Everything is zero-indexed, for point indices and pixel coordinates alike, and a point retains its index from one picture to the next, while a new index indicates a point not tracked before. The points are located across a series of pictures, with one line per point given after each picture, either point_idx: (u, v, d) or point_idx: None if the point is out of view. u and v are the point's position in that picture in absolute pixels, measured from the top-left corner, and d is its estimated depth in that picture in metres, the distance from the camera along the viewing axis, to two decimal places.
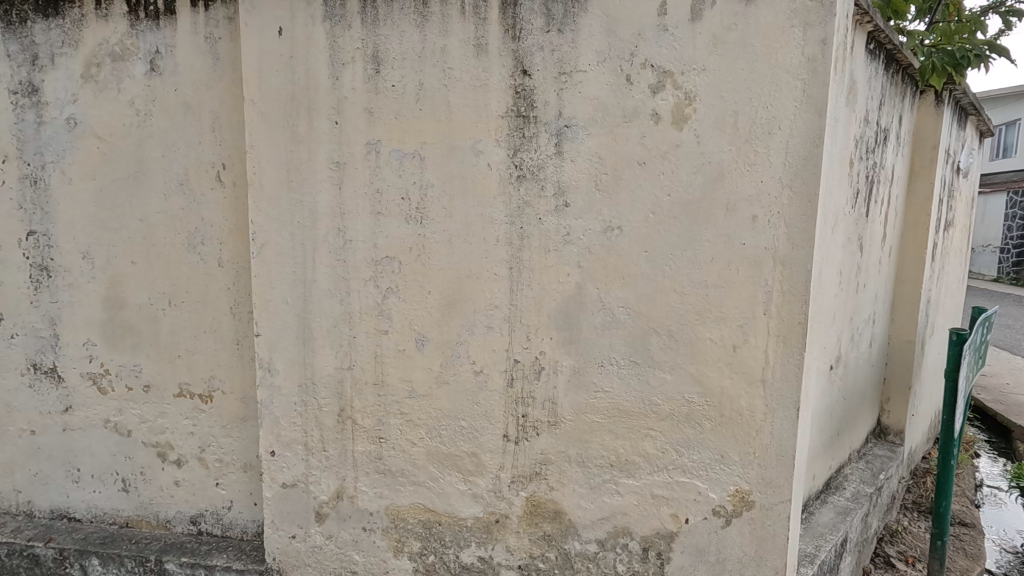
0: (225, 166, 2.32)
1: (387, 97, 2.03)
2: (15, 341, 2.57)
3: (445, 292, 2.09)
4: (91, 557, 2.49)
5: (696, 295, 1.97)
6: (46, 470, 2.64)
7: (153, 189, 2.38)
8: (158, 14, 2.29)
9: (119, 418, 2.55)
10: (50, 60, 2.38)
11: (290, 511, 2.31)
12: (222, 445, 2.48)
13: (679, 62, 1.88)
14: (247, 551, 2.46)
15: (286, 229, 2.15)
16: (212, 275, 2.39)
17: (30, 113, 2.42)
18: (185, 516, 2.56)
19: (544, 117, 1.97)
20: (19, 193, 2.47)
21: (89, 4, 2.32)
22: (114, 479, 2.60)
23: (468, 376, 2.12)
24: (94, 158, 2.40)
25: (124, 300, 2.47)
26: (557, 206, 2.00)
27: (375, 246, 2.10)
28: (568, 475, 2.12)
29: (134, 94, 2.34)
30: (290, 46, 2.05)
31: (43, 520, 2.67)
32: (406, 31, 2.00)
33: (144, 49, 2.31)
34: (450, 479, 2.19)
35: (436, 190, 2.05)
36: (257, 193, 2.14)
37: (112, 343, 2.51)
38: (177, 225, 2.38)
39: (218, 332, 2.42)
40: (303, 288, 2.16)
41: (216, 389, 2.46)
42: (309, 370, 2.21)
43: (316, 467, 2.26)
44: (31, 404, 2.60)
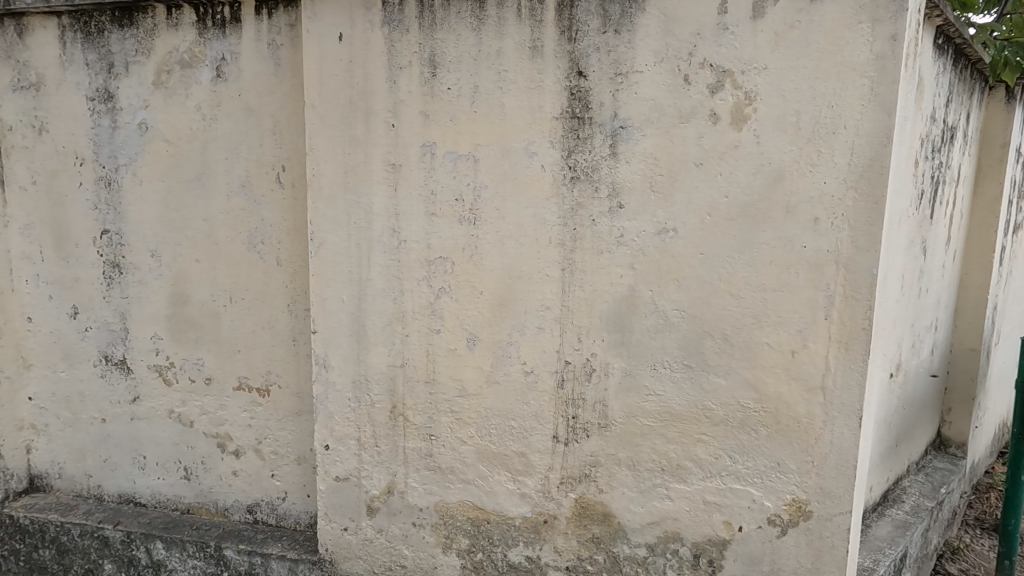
0: (285, 169, 2.40)
1: (442, 99, 2.06)
2: (89, 334, 2.72)
3: (497, 293, 2.11)
4: (156, 540, 2.62)
5: (753, 299, 1.93)
6: (115, 457, 2.79)
7: (217, 190, 2.48)
8: (225, 22, 2.39)
9: (182, 409, 2.67)
10: (124, 68, 2.51)
11: (342, 504, 2.37)
12: (278, 438, 2.57)
13: (739, 61, 1.85)
14: (301, 541, 2.54)
15: (342, 229, 2.20)
16: (271, 274, 2.47)
17: (105, 118, 2.55)
18: (243, 505, 2.66)
19: (598, 118, 1.97)
20: (94, 193, 2.61)
21: (161, 14, 2.44)
22: (177, 467, 2.72)
23: (518, 376, 2.14)
24: (163, 161, 2.52)
25: (188, 296, 2.59)
26: (611, 207, 1.99)
27: (428, 246, 2.14)
28: (617, 477, 2.11)
29: (201, 100, 2.45)
30: (350, 51, 2.11)
31: (111, 504, 2.82)
32: (462, 35, 2.02)
33: (211, 57, 2.41)
34: (499, 478, 2.21)
35: (489, 191, 2.07)
36: (315, 195, 2.20)
37: (176, 337, 2.63)
38: (238, 225, 2.48)
39: (275, 329, 2.51)
40: (358, 287, 2.22)
41: (273, 383, 2.54)
42: (363, 368, 2.26)
43: (368, 461, 2.32)
44: (102, 394, 2.75)
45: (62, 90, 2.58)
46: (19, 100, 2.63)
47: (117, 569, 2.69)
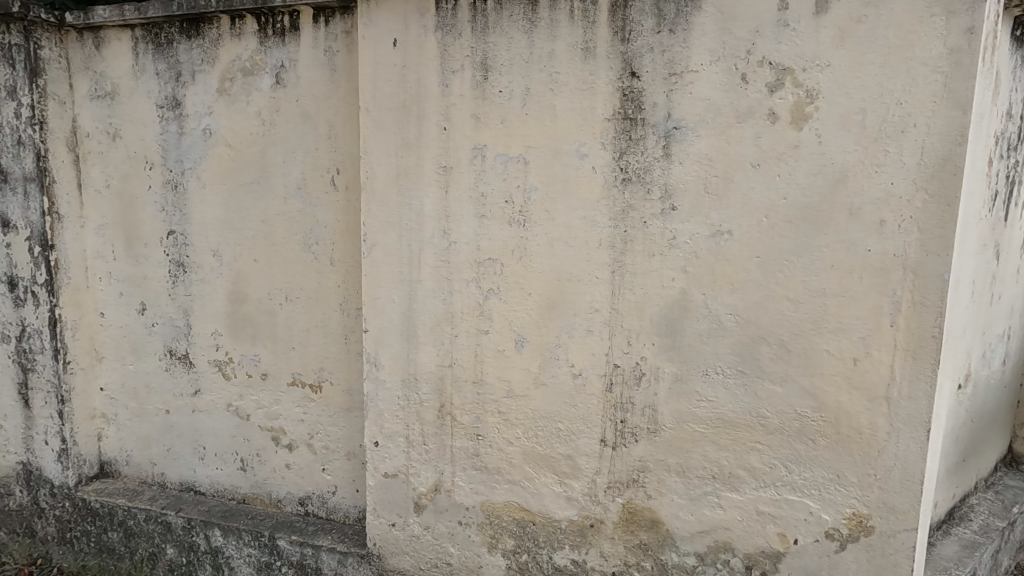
0: (339, 171, 2.47)
1: (494, 102, 2.08)
2: (155, 329, 2.87)
3: (546, 295, 2.11)
4: (214, 528, 2.74)
5: (812, 304, 1.86)
6: (177, 446, 2.93)
7: (274, 193, 2.58)
8: (284, 30, 2.47)
9: (239, 402, 2.78)
10: (191, 77, 2.63)
11: (390, 500, 2.41)
12: (329, 433, 2.65)
13: (800, 58, 1.79)
14: (350, 534, 2.61)
15: (393, 231, 2.25)
16: (324, 273, 2.55)
17: (173, 125, 2.69)
18: (295, 497, 2.75)
19: (651, 118, 1.94)
20: (162, 196, 2.76)
21: (226, 25, 2.55)
22: (234, 458, 2.84)
23: (566, 379, 2.13)
24: (225, 165, 2.63)
25: (247, 294, 2.69)
26: (663, 209, 1.96)
27: (477, 248, 2.16)
28: (667, 484, 2.08)
29: (261, 106, 2.55)
30: (404, 57, 2.15)
31: (173, 491, 2.96)
32: (514, 38, 2.03)
33: (271, 64, 2.51)
34: (546, 480, 2.21)
35: (539, 193, 2.07)
36: (369, 197, 2.26)
37: (235, 333, 2.74)
38: (294, 226, 2.56)
39: (328, 327, 2.58)
40: (409, 288, 2.26)
41: (326, 380, 2.62)
42: (412, 366, 2.30)
43: (416, 459, 2.35)
44: (166, 386, 2.90)
45: (134, 98, 2.73)
46: (95, 108, 2.79)
47: (178, 553, 2.82)
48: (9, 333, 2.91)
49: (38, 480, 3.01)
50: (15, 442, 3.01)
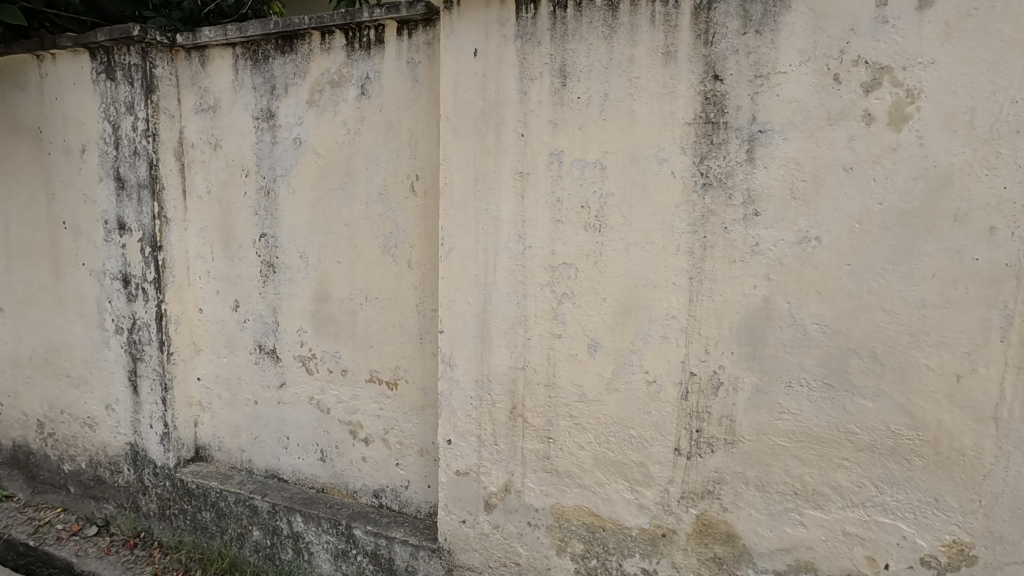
0: (419, 177, 2.57)
1: (572, 108, 2.09)
2: (247, 324, 3.08)
3: (621, 300, 2.10)
4: (296, 514, 2.90)
5: (909, 315, 1.76)
6: (264, 435, 3.13)
7: (358, 198, 2.71)
8: (370, 43, 2.60)
9: (321, 396, 2.93)
10: (284, 89, 2.81)
11: (462, 497, 2.47)
12: (403, 429, 2.75)
13: (900, 56, 1.70)
14: (422, 528, 2.69)
15: (470, 234, 2.31)
16: (402, 275, 2.66)
17: (267, 134, 2.88)
18: (370, 489, 2.88)
19: (734, 122, 1.90)
20: (256, 201, 2.96)
21: (317, 40, 2.71)
22: (315, 449, 3.00)
23: (641, 385, 2.11)
24: (313, 171, 2.80)
25: (330, 294, 2.84)
26: (746, 214, 1.91)
27: (552, 252, 2.18)
28: (745, 497, 2.02)
29: (347, 116, 2.69)
30: (484, 65, 2.21)
31: (259, 477, 3.17)
32: (594, 44, 2.05)
33: (357, 76, 2.64)
34: (617, 486, 2.19)
35: (616, 198, 2.06)
36: (447, 202, 2.33)
37: (319, 331, 2.89)
38: (376, 230, 2.68)
39: (405, 327, 2.69)
40: (484, 290, 2.31)
41: (401, 378, 2.73)
42: (486, 368, 2.35)
43: (488, 458, 2.40)
44: (255, 378, 3.10)
45: (233, 111, 2.95)
46: (200, 121, 3.04)
47: (263, 536, 3.01)
48: (122, 325, 3.22)
49: (143, 460, 3.29)
50: (124, 425, 3.32)
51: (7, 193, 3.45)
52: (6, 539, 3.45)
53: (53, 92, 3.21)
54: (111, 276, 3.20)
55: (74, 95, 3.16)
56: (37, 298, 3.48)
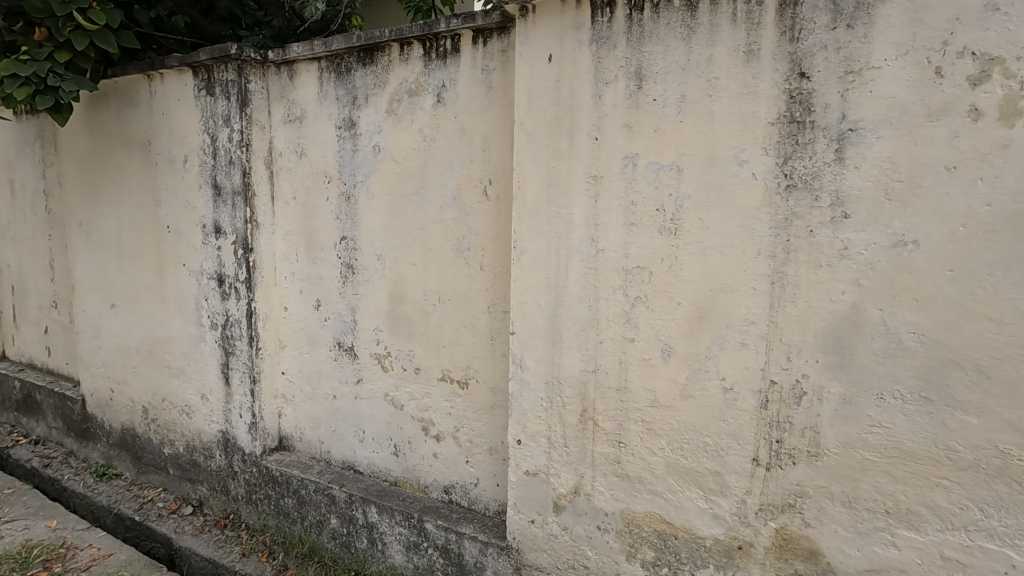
0: (492, 182, 2.62)
1: (648, 111, 2.08)
2: (327, 323, 3.25)
3: (697, 305, 2.06)
4: (371, 505, 3.03)
5: (1020, 326, 1.63)
6: (341, 428, 3.29)
7: (433, 202, 2.80)
8: (446, 53, 2.69)
9: (395, 392, 3.05)
10: (365, 99, 2.95)
11: (530, 497, 2.50)
12: (473, 427, 2.82)
13: (1013, 45, 1.57)
14: (490, 526, 2.75)
15: (542, 238, 2.33)
16: (474, 277, 2.72)
17: (348, 143, 3.03)
18: (441, 485, 2.96)
19: (822, 121, 1.83)
20: (337, 206, 3.12)
21: (395, 51, 2.83)
22: (389, 443, 3.12)
23: (717, 392, 2.06)
24: (391, 177, 2.92)
25: (405, 295, 2.95)
26: (834, 216, 1.83)
27: (625, 255, 2.16)
28: (829, 513, 1.93)
29: (423, 123, 2.79)
30: (558, 71, 2.23)
31: (337, 467, 3.33)
32: (671, 46, 2.03)
33: (433, 85, 2.74)
34: (690, 495, 2.15)
35: (693, 201, 2.03)
36: (520, 206, 2.36)
37: (394, 330, 3.01)
38: (449, 233, 2.76)
39: (476, 328, 2.75)
40: (556, 293, 2.33)
41: (472, 377, 2.79)
42: (556, 370, 2.37)
43: (557, 460, 2.41)
44: (334, 374, 3.27)
45: (318, 121, 3.13)
46: (287, 131, 3.24)
47: (340, 524, 3.16)
48: (216, 321, 3.48)
49: (233, 447, 3.55)
50: (217, 413, 3.59)
51: (120, 199, 3.82)
52: (116, 513, 3.82)
53: (160, 108, 3.52)
54: (208, 276, 3.47)
55: (179, 110, 3.45)
56: (144, 296, 3.83)
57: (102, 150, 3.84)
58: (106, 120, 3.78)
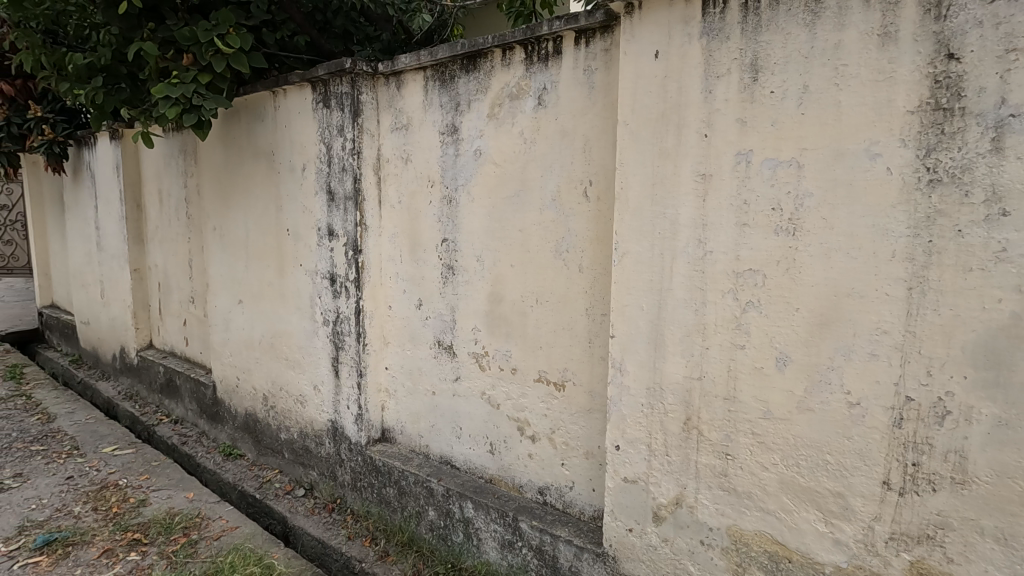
0: (592, 183, 2.60)
1: (764, 104, 1.96)
2: (428, 321, 3.38)
3: (818, 311, 1.91)
4: (467, 501, 3.10)
5: None
6: (440, 424, 3.40)
7: (532, 204, 2.82)
8: (548, 55, 2.70)
9: (492, 392, 3.11)
10: (467, 105, 3.04)
11: (629, 505, 2.43)
12: (569, 430, 2.80)
13: None
14: (586, 531, 2.72)
15: (646, 239, 2.27)
16: (573, 279, 2.71)
17: (451, 148, 3.13)
18: (536, 486, 2.97)
19: (974, 107, 1.63)
20: (439, 209, 3.24)
21: (498, 56, 2.88)
22: (485, 441, 3.18)
23: (840, 407, 1.89)
24: (491, 180, 2.98)
25: (503, 296, 3.00)
26: (989, 214, 1.62)
27: (737, 257, 2.05)
28: (977, 549, 1.71)
29: (524, 126, 2.82)
30: (666, 66, 2.16)
31: (435, 461, 3.45)
32: (792, 34, 1.90)
33: (535, 88, 2.76)
34: (807, 516, 2.00)
35: (815, 199, 1.88)
36: (622, 207, 2.32)
37: (492, 330, 3.07)
38: (548, 235, 2.77)
39: (574, 330, 2.73)
40: (659, 296, 2.25)
41: (569, 380, 2.78)
42: (658, 375, 2.29)
43: (658, 469, 2.33)
44: (434, 371, 3.38)
45: (423, 128, 3.26)
46: (395, 138, 3.41)
47: (437, 516, 3.27)
48: (328, 318, 3.73)
49: (341, 436, 3.78)
50: (327, 404, 3.84)
51: (248, 205, 4.21)
52: (240, 490, 4.21)
53: (283, 121, 3.84)
54: (321, 275, 3.73)
55: (299, 122, 3.75)
56: (266, 293, 4.20)
57: (234, 160, 4.26)
58: (238, 134, 4.18)
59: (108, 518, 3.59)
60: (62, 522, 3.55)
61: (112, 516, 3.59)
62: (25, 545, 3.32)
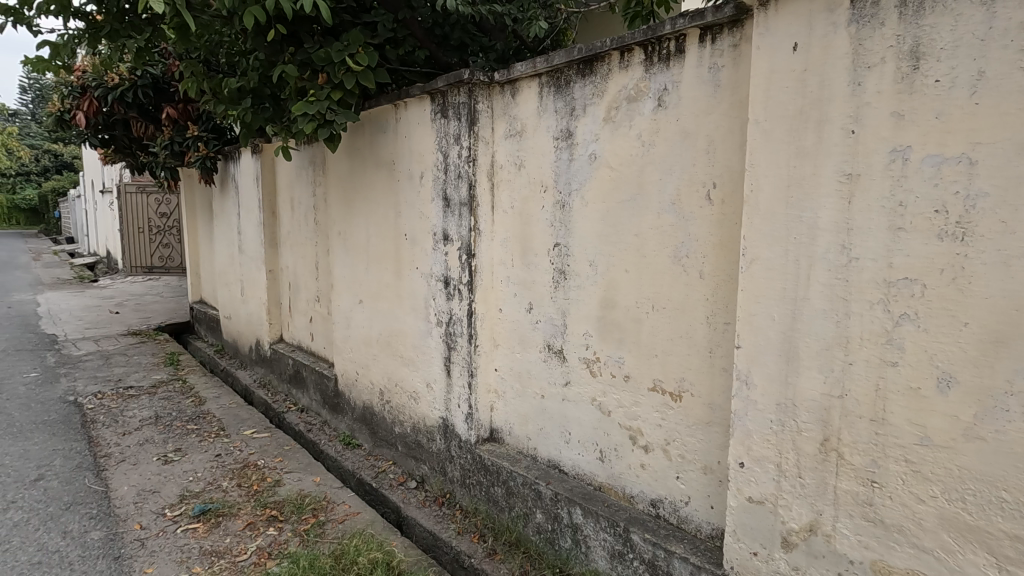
0: (716, 186, 2.49)
1: (926, 95, 1.76)
2: (539, 325, 3.40)
3: (992, 328, 1.68)
4: (576, 507, 3.08)
5: None
6: (548, 427, 3.42)
7: (649, 208, 2.75)
8: (669, 55, 2.63)
9: (603, 398, 3.07)
10: (583, 109, 3.03)
11: (753, 527, 2.28)
12: (686, 442, 2.70)
13: None
14: (703, 549, 2.60)
15: (778, 245, 2.12)
16: (693, 286, 2.60)
17: (565, 153, 3.14)
18: (648, 497, 2.89)
19: None
20: (552, 214, 3.25)
21: (615, 59, 2.85)
22: (594, 448, 3.15)
23: (1019, 438, 1.65)
24: (606, 184, 2.94)
25: (616, 301, 2.95)
26: None
27: (889, 265, 1.86)
28: None
29: (642, 129, 2.76)
30: (806, 59, 2.01)
31: (543, 464, 3.47)
32: (963, 15, 1.70)
33: (654, 89, 2.69)
34: (973, 558, 1.77)
35: (990, 200, 1.66)
36: (752, 210, 2.19)
37: (604, 336, 3.03)
38: (666, 240, 2.68)
39: (693, 339, 2.63)
40: (793, 306, 2.10)
41: (686, 390, 2.67)
42: (791, 391, 2.13)
43: (788, 491, 2.16)
44: (543, 374, 3.40)
45: (537, 134, 3.30)
46: (508, 145, 3.48)
47: (544, 520, 3.28)
48: (442, 319, 3.88)
49: (451, 433, 3.92)
50: (439, 401, 4.00)
51: (370, 211, 4.50)
52: (358, 478, 4.50)
53: (404, 132, 4.07)
54: (436, 278, 3.89)
55: (418, 132, 3.95)
56: (385, 294, 4.46)
57: (358, 170, 4.58)
58: (362, 145, 4.49)
59: (250, 494, 4.00)
60: (214, 495, 4.01)
61: (253, 493, 4.00)
62: (185, 512, 3.78)
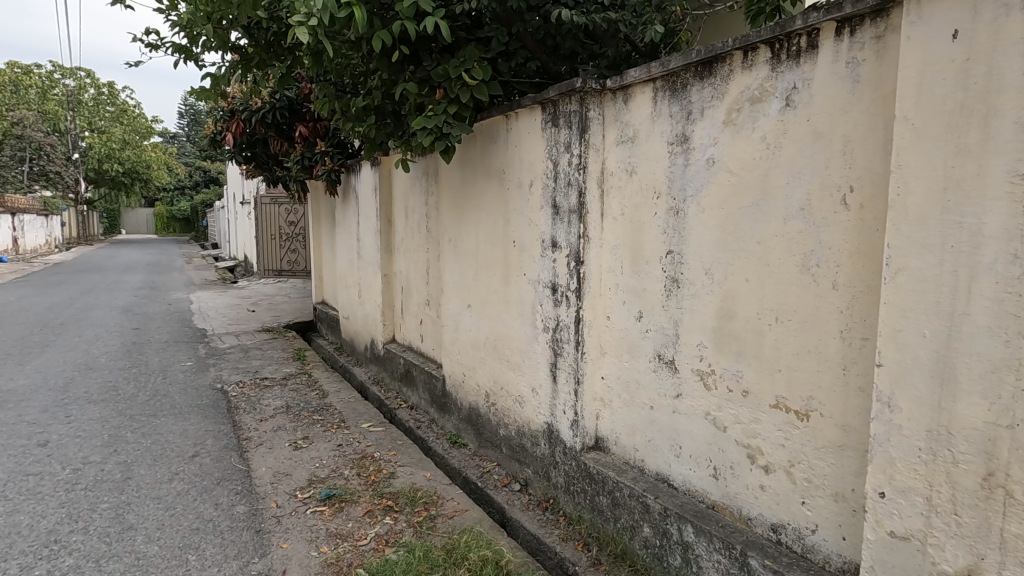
0: (854, 189, 2.30)
1: None
2: (649, 334, 3.32)
3: None
4: (687, 524, 2.96)
5: None
6: (657, 439, 3.33)
7: (775, 215, 2.60)
8: (799, 52, 2.48)
9: (718, 413, 2.93)
10: (700, 112, 2.94)
11: (895, 565, 2.07)
12: (814, 465, 2.51)
13: None
14: None
15: (932, 254, 1.91)
16: (824, 297, 2.42)
17: (680, 158, 3.06)
18: (768, 521, 2.72)
19: None
20: (665, 220, 3.18)
21: (738, 59, 2.73)
22: (708, 464, 3.02)
23: None
24: (726, 190, 2.82)
25: (735, 312, 2.81)
26: None
27: None
28: None
29: (767, 130, 2.62)
30: (969, 48, 1.81)
31: (650, 477, 3.38)
32: None
33: (781, 88, 2.55)
34: None
35: None
36: (899, 216, 1.99)
37: (720, 348, 2.90)
38: (794, 248, 2.52)
39: (823, 354, 2.44)
40: (950, 323, 1.88)
41: (815, 409, 2.49)
42: (945, 418, 1.91)
43: (940, 529, 1.94)
44: (653, 385, 3.32)
45: (650, 139, 3.24)
46: (619, 151, 3.45)
47: (652, 534, 3.19)
48: (549, 324, 3.92)
49: (557, 439, 3.94)
50: (545, 406, 4.04)
51: (480, 219, 4.66)
52: (464, 476, 4.66)
53: (514, 142, 4.17)
54: (544, 284, 3.94)
55: (529, 141, 4.03)
56: (493, 299, 4.59)
57: (470, 180, 4.76)
58: (474, 155, 4.66)
59: (369, 483, 4.29)
60: (337, 481, 4.36)
61: (371, 483, 4.29)
62: (313, 495, 4.14)
